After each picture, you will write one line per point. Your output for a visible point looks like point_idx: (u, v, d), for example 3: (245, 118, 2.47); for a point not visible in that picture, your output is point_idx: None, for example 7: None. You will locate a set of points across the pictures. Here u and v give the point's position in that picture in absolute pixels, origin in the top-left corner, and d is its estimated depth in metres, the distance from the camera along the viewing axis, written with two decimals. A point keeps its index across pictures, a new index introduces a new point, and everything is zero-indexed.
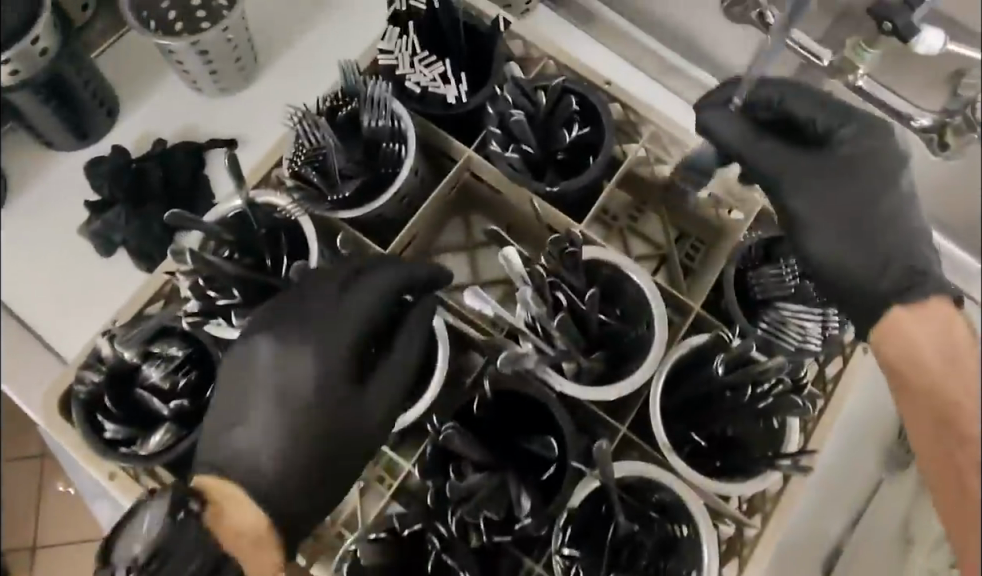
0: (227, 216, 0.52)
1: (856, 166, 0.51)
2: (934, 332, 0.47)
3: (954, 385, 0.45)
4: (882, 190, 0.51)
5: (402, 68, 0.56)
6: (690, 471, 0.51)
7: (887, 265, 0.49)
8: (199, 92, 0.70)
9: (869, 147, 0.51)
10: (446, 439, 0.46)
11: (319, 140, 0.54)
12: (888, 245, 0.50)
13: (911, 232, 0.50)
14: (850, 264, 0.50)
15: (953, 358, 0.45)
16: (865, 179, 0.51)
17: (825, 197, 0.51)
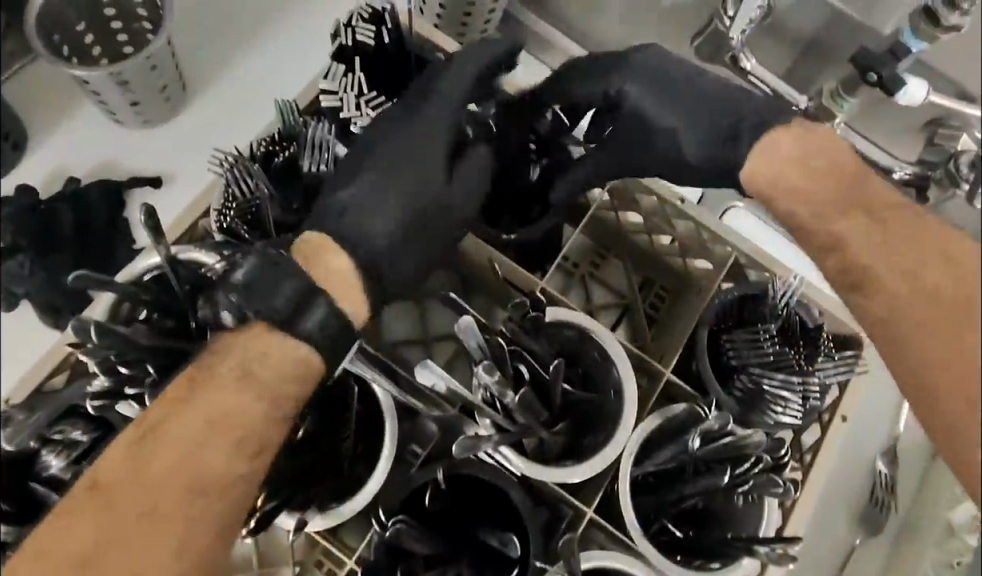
0: (140, 277, 0.46)
1: (658, 86, 0.49)
2: (778, 147, 0.45)
3: (804, 209, 0.43)
4: (701, 83, 0.49)
5: (347, 110, 0.50)
6: (657, 556, 0.46)
7: (726, 140, 0.47)
8: (120, 125, 0.63)
9: (638, 73, 0.49)
10: (395, 538, 0.41)
11: (252, 190, 0.48)
12: (735, 109, 0.47)
13: (725, 108, 0.48)
14: (688, 157, 0.49)
15: (804, 181, 0.43)
16: (674, 90, 0.49)
17: (644, 111, 0.49)
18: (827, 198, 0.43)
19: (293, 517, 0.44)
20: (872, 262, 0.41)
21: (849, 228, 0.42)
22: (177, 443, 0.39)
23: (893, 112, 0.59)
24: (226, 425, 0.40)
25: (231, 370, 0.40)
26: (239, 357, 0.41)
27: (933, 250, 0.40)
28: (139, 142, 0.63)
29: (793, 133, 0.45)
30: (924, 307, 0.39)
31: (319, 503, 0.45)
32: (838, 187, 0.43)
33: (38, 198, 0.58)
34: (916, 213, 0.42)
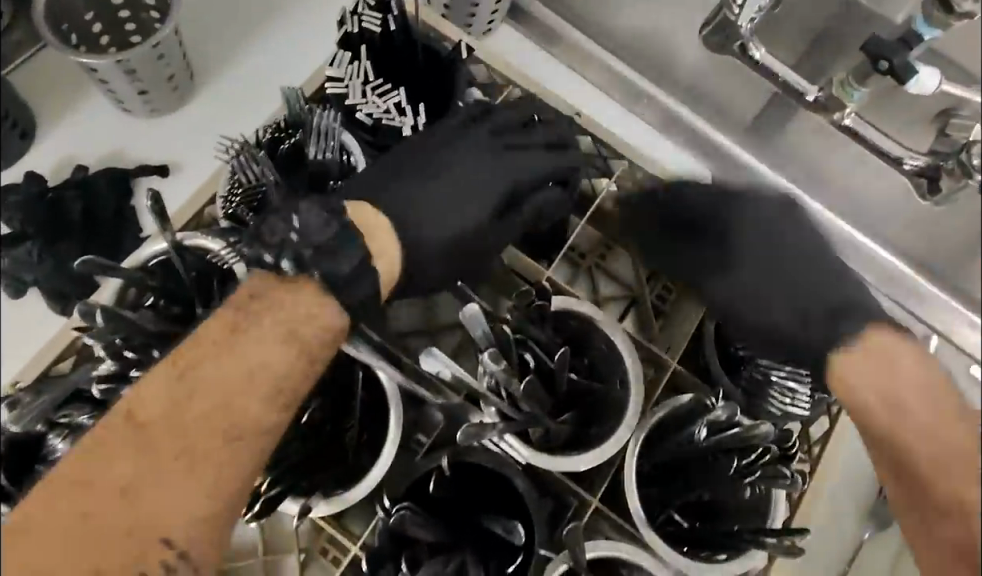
0: (148, 263, 0.46)
1: (772, 276, 0.52)
2: (893, 349, 0.48)
3: (922, 446, 0.46)
4: (791, 264, 0.52)
5: (353, 98, 0.50)
6: (663, 547, 0.46)
7: (804, 308, 0.51)
8: (128, 113, 0.63)
9: (719, 205, 0.53)
10: (398, 524, 0.42)
11: (257, 176, 0.48)
12: (817, 282, 0.52)
13: (787, 299, 0.51)
14: (780, 324, 0.51)
15: (900, 389, 0.46)
16: (750, 240, 0.53)
17: (753, 285, 0.52)
18: (938, 453, 0.46)
19: (297, 502, 0.44)
20: (963, 496, 0.45)
21: (933, 457, 0.46)
22: (223, 385, 0.40)
23: (902, 99, 0.57)
24: (264, 374, 0.41)
25: (271, 326, 0.42)
26: (278, 307, 0.43)
27: (944, 426, 0.46)
28: (146, 130, 0.64)
29: (880, 345, 0.48)
30: (954, 467, 0.45)
31: (323, 490, 0.45)
32: (943, 431, 0.46)
33: (46, 186, 0.59)
34: (964, 415, 0.47)
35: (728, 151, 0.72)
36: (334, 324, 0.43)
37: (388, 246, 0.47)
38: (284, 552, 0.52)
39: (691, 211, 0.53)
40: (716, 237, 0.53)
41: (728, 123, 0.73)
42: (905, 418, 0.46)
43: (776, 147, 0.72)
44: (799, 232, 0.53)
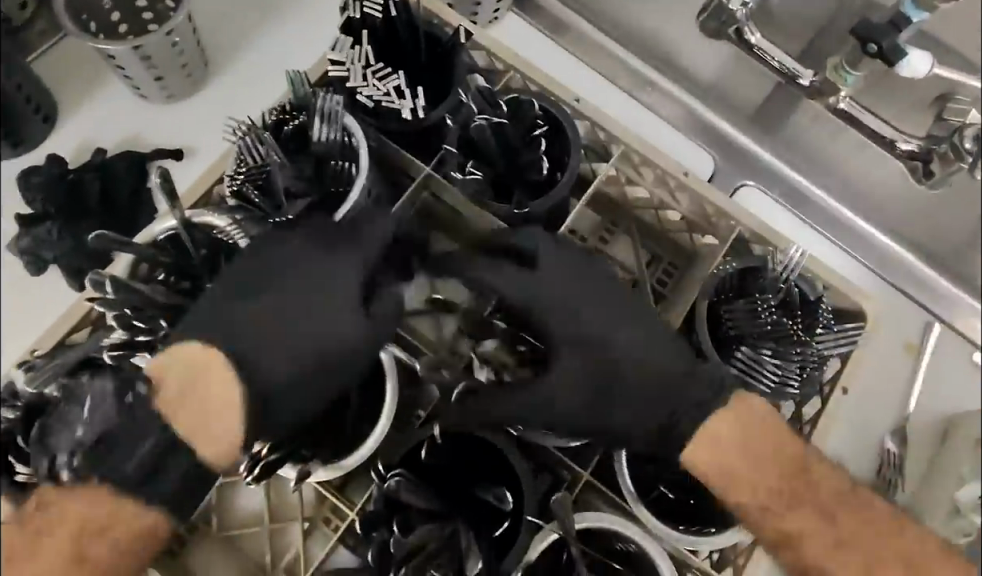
0: (159, 239, 0.48)
1: (578, 342, 0.47)
2: (715, 429, 0.45)
3: (749, 498, 0.44)
4: (614, 385, 0.46)
5: (354, 81, 0.52)
6: (653, 520, 0.47)
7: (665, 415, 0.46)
8: (145, 100, 0.66)
9: (554, 296, 0.47)
10: (393, 488, 0.43)
11: (263, 157, 0.50)
12: (609, 338, 0.47)
13: (657, 378, 0.47)
14: (626, 428, 0.47)
15: (729, 461, 0.44)
16: (608, 401, 0.47)
17: (554, 397, 0.45)
18: (767, 498, 0.44)
19: (295, 468, 0.46)
20: (801, 552, 0.44)
21: (781, 517, 0.44)
22: (32, 568, 0.41)
23: (902, 91, 0.58)
24: (68, 550, 0.41)
25: (70, 537, 0.41)
26: (72, 514, 0.41)
27: (792, 477, 0.45)
28: (162, 115, 0.66)
29: (734, 413, 0.45)
30: (801, 505, 0.45)
31: (323, 457, 0.47)
32: (777, 481, 0.45)
33: (66, 169, 0.61)
34: (822, 480, 0.45)
35: (731, 140, 0.73)
36: (142, 523, 0.43)
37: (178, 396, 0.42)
38: (289, 521, 0.54)
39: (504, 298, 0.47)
40: (567, 295, 0.47)
41: (732, 111, 0.73)
42: (747, 482, 0.44)
43: (780, 132, 0.73)
44: (655, 365, 0.47)
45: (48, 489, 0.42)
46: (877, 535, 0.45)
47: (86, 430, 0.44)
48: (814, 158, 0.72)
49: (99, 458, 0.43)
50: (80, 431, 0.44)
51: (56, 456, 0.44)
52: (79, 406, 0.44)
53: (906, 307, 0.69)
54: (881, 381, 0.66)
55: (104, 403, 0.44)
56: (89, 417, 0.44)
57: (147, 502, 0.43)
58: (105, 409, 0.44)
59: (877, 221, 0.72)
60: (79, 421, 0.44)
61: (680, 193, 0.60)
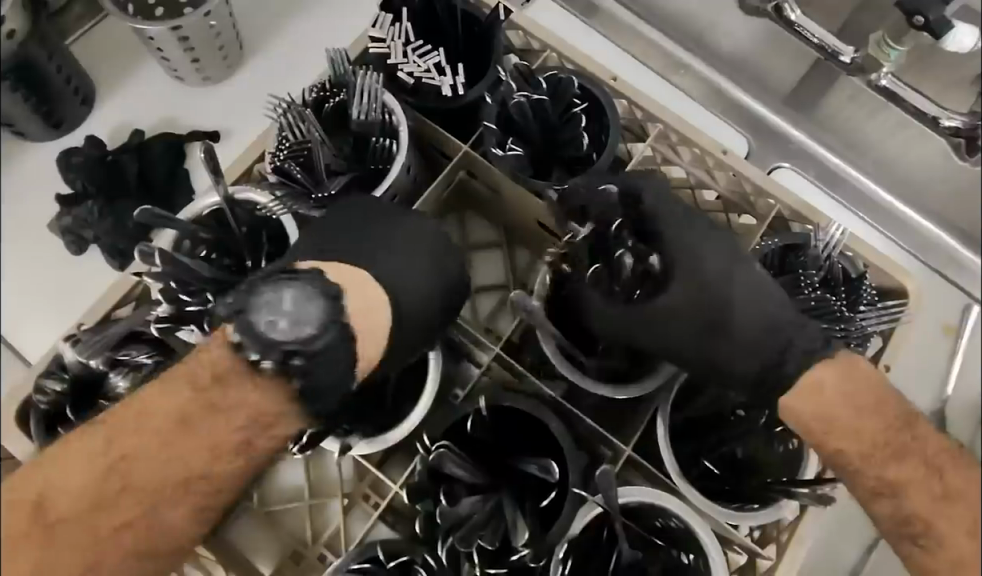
0: (202, 214, 0.48)
1: (696, 292, 0.46)
2: (821, 380, 0.41)
3: (850, 446, 0.39)
4: (737, 329, 0.45)
5: (394, 58, 0.52)
6: (698, 497, 0.47)
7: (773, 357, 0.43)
8: (181, 82, 0.67)
9: (693, 253, 0.47)
10: (438, 460, 0.44)
11: (304, 134, 0.50)
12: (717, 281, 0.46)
13: (769, 322, 0.44)
14: (734, 370, 0.45)
15: (831, 405, 0.40)
16: (721, 338, 0.45)
17: (662, 334, 0.46)
18: (871, 445, 0.39)
19: (336, 441, 0.47)
20: (905, 505, 0.38)
21: (887, 468, 0.38)
22: (176, 451, 0.36)
23: (942, 63, 0.56)
24: (216, 435, 0.36)
25: (239, 425, 0.37)
26: (251, 397, 0.37)
27: (895, 426, 0.39)
28: (199, 97, 0.67)
29: (841, 363, 0.41)
30: (906, 460, 0.38)
31: (365, 432, 0.47)
32: (885, 431, 0.39)
33: (105, 150, 0.62)
34: (925, 433, 0.40)
35: (766, 121, 0.73)
36: (286, 422, 0.38)
37: (374, 307, 0.41)
38: (330, 496, 0.54)
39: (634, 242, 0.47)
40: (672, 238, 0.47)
41: (768, 92, 0.73)
42: (848, 429, 0.39)
43: (815, 112, 0.72)
44: (750, 311, 0.45)
45: (222, 363, 0.37)
46: (979, 487, 0.38)
47: (285, 329, 0.38)
48: (850, 139, 0.71)
49: (297, 372, 0.37)
50: (287, 324, 0.38)
51: (267, 349, 0.37)
52: (275, 294, 0.38)
53: (945, 291, 0.69)
54: (919, 361, 0.66)
55: (311, 302, 0.38)
56: (294, 310, 0.38)
57: (298, 410, 0.38)
58: (314, 305, 0.38)
59: (917, 204, 0.71)
60: (296, 321, 0.38)
61: (719, 171, 0.60)
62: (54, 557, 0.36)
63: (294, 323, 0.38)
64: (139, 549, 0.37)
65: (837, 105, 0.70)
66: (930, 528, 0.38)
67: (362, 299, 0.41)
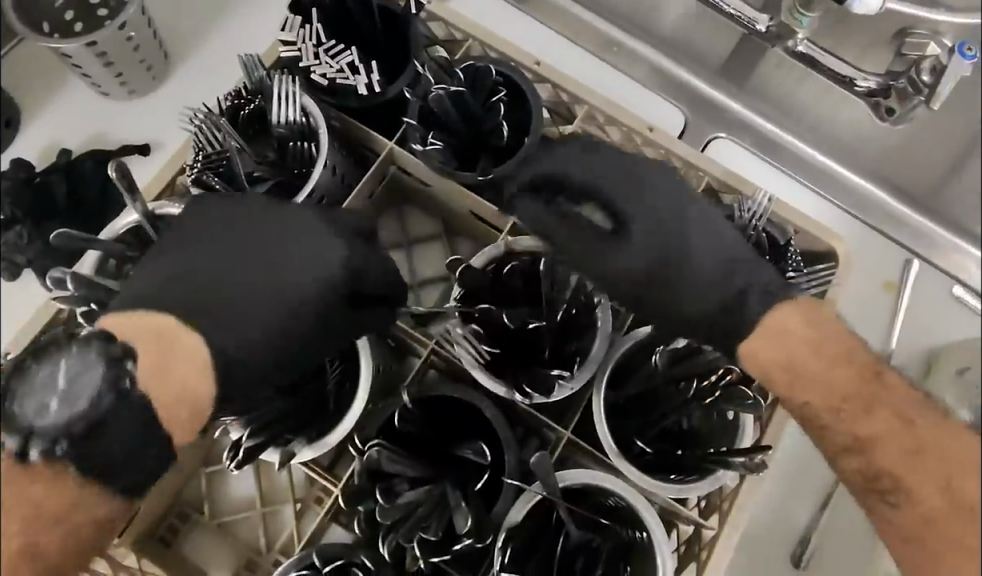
0: (122, 232, 0.48)
1: (658, 233, 0.48)
2: (787, 325, 0.43)
3: (816, 396, 0.41)
4: (695, 268, 0.47)
5: (306, 60, 0.52)
6: (641, 477, 0.47)
7: (731, 295, 0.46)
8: (107, 98, 0.66)
9: (650, 200, 0.49)
10: (375, 458, 0.43)
11: (222, 144, 0.49)
12: (680, 226, 0.48)
13: (729, 258, 0.47)
14: (686, 308, 0.47)
15: (795, 352, 0.42)
16: (677, 276, 0.47)
17: (621, 258, 0.48)
18: (833, 396, 0.40)
19: (278, 452, 0.46)
20: (873, 460, 0.40)
21: (854, 421, 0.40)
22: None
23: (860, 26, 0.58)
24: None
25: (19, 529, 0.34)
26: (38, 493, 0.34)
27: (868, 381, 0.41)
28: (125, 112, 0.66)
29: (799, 308, 0.43)
30: (870, 413, 0.40)
31: (307, 436, 0.47)
32: (851, 385, 0.40)
33: (33, 172, 0.61)
34: (897, 392, 0.41)
35: (700, 93, 0.73)
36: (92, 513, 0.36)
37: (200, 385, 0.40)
38: (280, 503, 0.54)
39: (579, 192, 0.49)
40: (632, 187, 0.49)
41: (698, 65, 0.73)
42: (801, 375, 0.41)
43: (751, 81, 0.72)
44: (705, 246, 0.47)
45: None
46: (948, 445, 0.39)
47: (63, 413, 0.37)
48: (785, 105, 0.72)
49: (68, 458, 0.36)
50: (60, 403, 0.37)
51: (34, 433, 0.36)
52: (54, 367, 0.37)
53: (883, 246, 0.69)
54: (854, 309, 0.66)
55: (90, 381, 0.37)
56: (69, 388, 0.37)
57: (107, 492, 0.37)
58: (90, 375, 0.37)
59: (854, 163, 0.72)
60: (55, 392, 0.37)
61: (647, 148, 0.60)
62: None
63: (67, 403, 0.37)
64: None
65: (768, 74, 0.72)
66: (900, 482, 0.39)
67: (190, 381, 0.40)
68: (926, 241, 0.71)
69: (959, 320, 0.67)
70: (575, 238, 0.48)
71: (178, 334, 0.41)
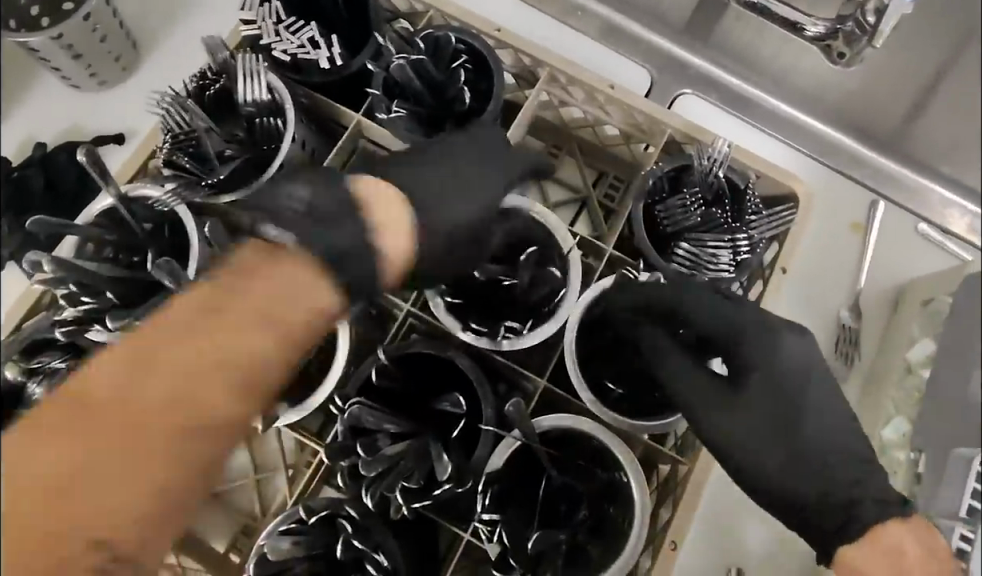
0: (98, 216, 0.50)
1: (787, 420, 0.47)
2: (905, 548, 0.42)
3: None
4: (814, 459, 0.46)
5: (266, 38, 0.52)
6: (620, 420, 0.48)
7: (834, 497, 0.45)
8: (79, 89, 0.67)
9: (789, 362, 0.48)
10: (356, 414, 0.45)
11: (191, 125, 0.50)
12: (798, 401, 0.48)
13: (852, 459, 0.47)
14: (795, 492, 0.46)
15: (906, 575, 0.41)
16: (788, 439, 0.47)
17: (734, 429, 0.47)
18: None
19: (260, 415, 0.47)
20: None
21: None
22: (215, 349, 0.35)
23: None
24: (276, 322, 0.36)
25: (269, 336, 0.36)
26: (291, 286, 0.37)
27: None
28: (98, 104, 0.67)
29: (913, 531, 0.43)
30: None
31: (288, 401, 0.48)
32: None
33: (9, 168, 0.62)
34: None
35: (666, 53, 0.74)
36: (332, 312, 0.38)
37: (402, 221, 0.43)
38: (273, 472, 0.57)
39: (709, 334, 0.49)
40: (762, 351, 0.48)
41: (661, 23, 0.74)
42: None
43: (719, 38, 0.73)
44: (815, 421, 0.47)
45: (247, 264, 0.37)
46: None
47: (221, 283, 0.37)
48: (748, 57, 0.73)
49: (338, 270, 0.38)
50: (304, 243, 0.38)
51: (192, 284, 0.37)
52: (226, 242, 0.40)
53: (849, 189, 0.70)
54: (821, 253, 0.68)
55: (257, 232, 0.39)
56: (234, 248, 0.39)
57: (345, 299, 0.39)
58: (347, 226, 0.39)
59: (820, 112, 0.73)
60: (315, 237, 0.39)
61: (610, 106, 0.61)
62: (109, 441, 0.33)
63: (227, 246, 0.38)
64: (196, 443, 0.34)
65: (730, 28, 0.72)
66: None
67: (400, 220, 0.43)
68: (901, 188, 0.72)
69: (926, 256, 0.69)
70: (695, 390, 0.48)
71: (391, 204, 0.43)
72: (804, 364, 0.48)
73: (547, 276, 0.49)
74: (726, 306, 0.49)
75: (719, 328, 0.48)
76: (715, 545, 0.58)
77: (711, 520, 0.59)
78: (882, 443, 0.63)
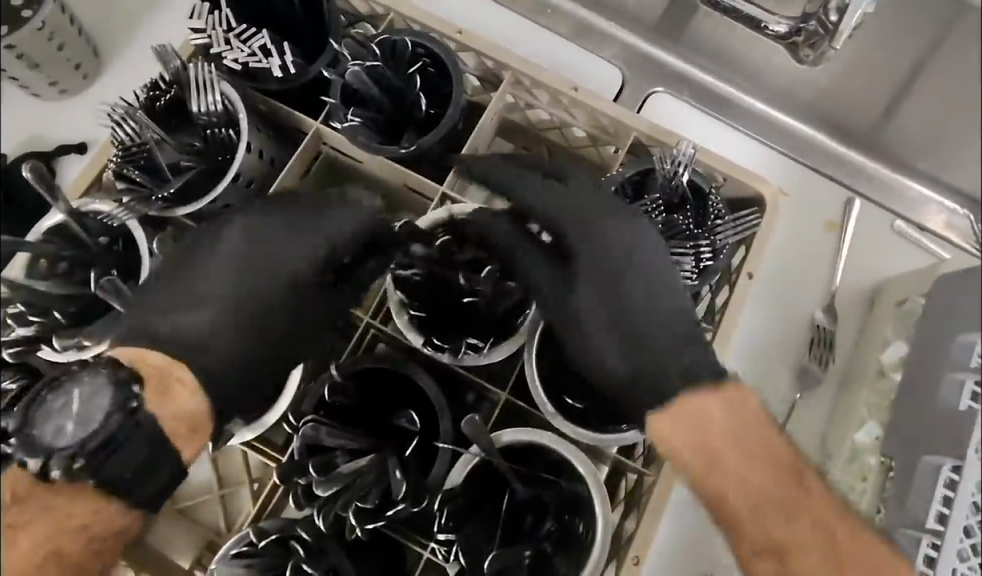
0: (47, 232, 0.49)
1: (636, 322, 0.47)
2: (706, 410, 0.45)
3: (728, 484, 0.44)
4: (650, 341, 0.47)
5: (216, 47, 0.51)
6: (582, 433, 0.48)
7: (652, 374, 0.47)
8: (39, 97, 0.66)
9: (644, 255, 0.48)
10: (313, 432, 0.45)
11: (142, 137, 0.49)
12: (630, 281, 0.48)
13: (682, 334, 0.48)
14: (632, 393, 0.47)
15: (707, 436, 0.44)
16: (613, 322, 0.48)
17: (568, 311, 0.48)
18: (752, 489, 0.44)
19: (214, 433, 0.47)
20: (793, 564, 0.43)
21: (770, 526, 0.43)
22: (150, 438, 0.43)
23: None
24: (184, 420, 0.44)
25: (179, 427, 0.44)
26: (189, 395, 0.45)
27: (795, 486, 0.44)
28: (59, 112, 0.66)
29: (724, 397, 0.45)
30: (783, 498, 0.44)
31: (244, 419, 0.48)
32: (764, 477, 0.44)
33: None
34: (803, 483, 0.45)
35: (637, 51, 0.72)
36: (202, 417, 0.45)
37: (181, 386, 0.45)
38: (237, 487, 0.56)
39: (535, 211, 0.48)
40: (581, 230, 0.48)
41: (631, 21, 0.72)
42: (721, 463, 0.44)
43: (692, 37, 0.72)
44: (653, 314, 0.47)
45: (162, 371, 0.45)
46: (862, 548, 0.44)
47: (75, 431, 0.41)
48: (718, 54, 0.72)
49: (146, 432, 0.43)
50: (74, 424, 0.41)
51: (52, 453, 0.40)
52: (67, 396, 0.42)
53: (823, 187, 0.69)
54: (794, 253, 0.67)
55: (98, 394, 0.42)
56: (82, 410, 0.41)
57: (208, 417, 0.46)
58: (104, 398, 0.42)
59: (791, 108, 0.72)
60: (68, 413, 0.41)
61: (575, 108, 0.60)
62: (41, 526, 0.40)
63: (81, 425, 0.41)
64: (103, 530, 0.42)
65: (706, 28, 0.71)
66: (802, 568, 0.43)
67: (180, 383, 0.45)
68: (880, 187, 0.71)
69: (902, 254, 0.68)
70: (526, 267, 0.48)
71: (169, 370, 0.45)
72: (632, 239, 0.48)
73: (506, 290, 0.48)
74: (553, 183, 0.48)
75: (553, 212, 0.48)
76: (686, 552, 0.58)
77: (682, 527, 0.58)
78: (854, 447, 0.62)
